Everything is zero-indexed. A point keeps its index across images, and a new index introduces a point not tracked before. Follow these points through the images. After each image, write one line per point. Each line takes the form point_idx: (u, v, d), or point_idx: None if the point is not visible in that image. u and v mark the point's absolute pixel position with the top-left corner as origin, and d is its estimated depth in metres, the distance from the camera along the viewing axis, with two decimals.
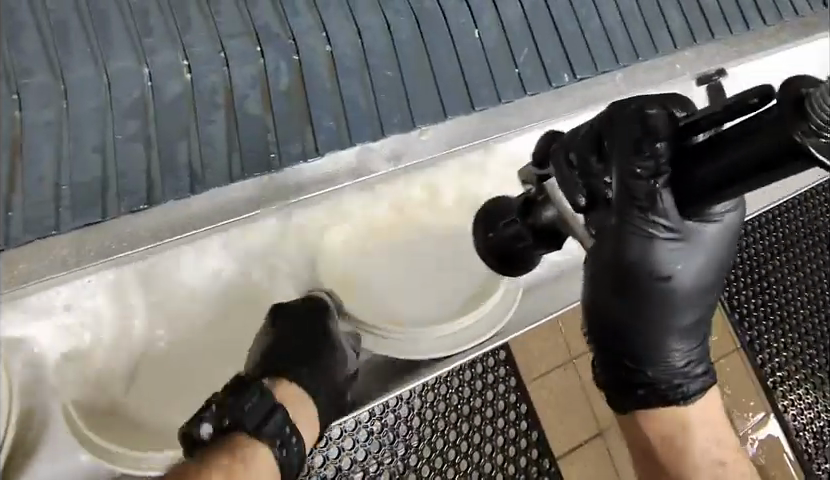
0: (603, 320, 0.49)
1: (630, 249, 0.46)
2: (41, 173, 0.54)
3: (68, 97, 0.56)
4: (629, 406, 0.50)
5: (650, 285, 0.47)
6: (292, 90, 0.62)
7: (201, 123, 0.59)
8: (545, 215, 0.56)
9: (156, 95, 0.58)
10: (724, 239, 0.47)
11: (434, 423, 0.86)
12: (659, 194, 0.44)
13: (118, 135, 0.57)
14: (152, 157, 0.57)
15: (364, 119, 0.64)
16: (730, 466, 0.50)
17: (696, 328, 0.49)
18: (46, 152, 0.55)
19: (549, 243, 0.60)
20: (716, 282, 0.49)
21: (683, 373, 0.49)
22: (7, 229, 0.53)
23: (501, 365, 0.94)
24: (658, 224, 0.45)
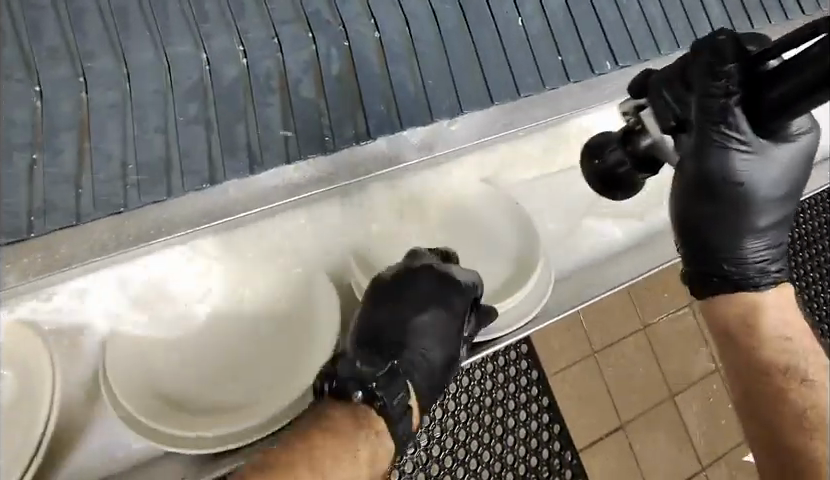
0: (688, 225, 0.55)
1: (711, 157, 0.51)
2: (107, 154, 0.58)
3: (131, 80, 0.59)
4: (707, 290, 0.55)
5: (728, 188, 0.52)
6: (343, 74, 0.65)
7: (259, 107, 0.62)
8: (642, 144, 0.60)
9: (214, 79, 0.61)
10: (795, 154, 0.52)
11: (456, 416, 0.96)
12: (732, 112, 0.49)
13: (181, 116, 0.60)
14: (213, 137, 0.61)
15: (412, 100, 0.67)
16: (796, 341, 0.53)
17: (772, 228, 0.54)
18: (112, 131, 0.58)
19: (648, 170, 0.63)
20: (789, 191, 0.53)
21: (758, 267, 0.54)
22: (78, 204, 0.56)
23: (522, 357, 1.08)
24: (733, 138, 0.50)
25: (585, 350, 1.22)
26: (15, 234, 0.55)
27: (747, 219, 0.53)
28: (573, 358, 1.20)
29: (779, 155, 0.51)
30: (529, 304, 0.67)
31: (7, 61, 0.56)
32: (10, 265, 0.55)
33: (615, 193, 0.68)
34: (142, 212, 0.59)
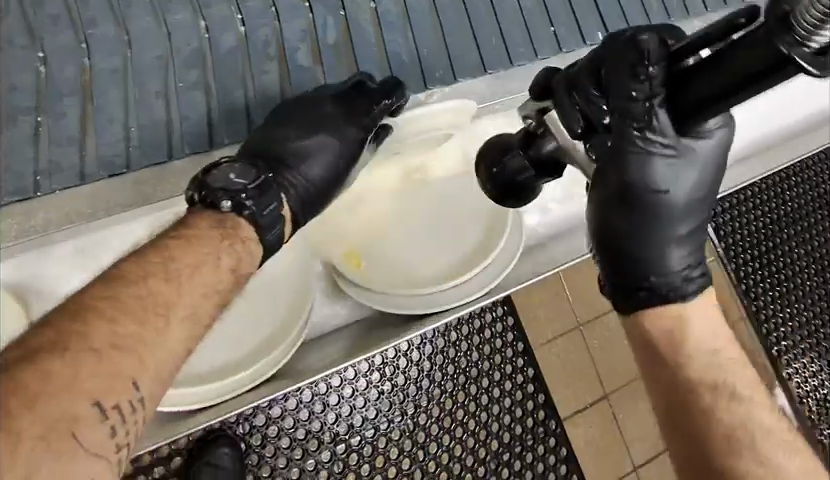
0: (607, 238, 0.55)
1: (631, 165, 0.52)
2: (108, 120, 0.64)
3: (132, 47, 0.66)
4: (632, 305, 0.55)
5: (649, 196, 0.53)
6: (339, 44, 0.72)
7: (256, 73, 0.69)
8: (523, 176, 0.63)
9: (213, 45, 0.68)
10: (712, 158, 0.53)
11: (443, 385, 1.03)
12: (656, 114, 0.50)
13: (181, 82, 0.66)
14: (211, 100, 0.67)
15: (406, 68, 0.74)
16: (723, 355, 0.53)
17: (690, 236, 0.55)
18: (113, 94, 0.65)
19: (547, 174, 0.63)
20: (707, 197, 0.55)
21: (682, 274, 0.54)
22: (83, 166, 0.63)
23: (508, 331, 1.11)
24: (655, 141, 0.51)
25: (570, 323, 1.25)
26: (23, 193, 0.61)
27: (667, 227, 0.54)
28: (558, 329, 1.24)
29: (699, 151, 0.53)
30: (481, 286, 0.77)
31: (13, 29, 0.63)
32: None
33: (503, 199, 0.66)
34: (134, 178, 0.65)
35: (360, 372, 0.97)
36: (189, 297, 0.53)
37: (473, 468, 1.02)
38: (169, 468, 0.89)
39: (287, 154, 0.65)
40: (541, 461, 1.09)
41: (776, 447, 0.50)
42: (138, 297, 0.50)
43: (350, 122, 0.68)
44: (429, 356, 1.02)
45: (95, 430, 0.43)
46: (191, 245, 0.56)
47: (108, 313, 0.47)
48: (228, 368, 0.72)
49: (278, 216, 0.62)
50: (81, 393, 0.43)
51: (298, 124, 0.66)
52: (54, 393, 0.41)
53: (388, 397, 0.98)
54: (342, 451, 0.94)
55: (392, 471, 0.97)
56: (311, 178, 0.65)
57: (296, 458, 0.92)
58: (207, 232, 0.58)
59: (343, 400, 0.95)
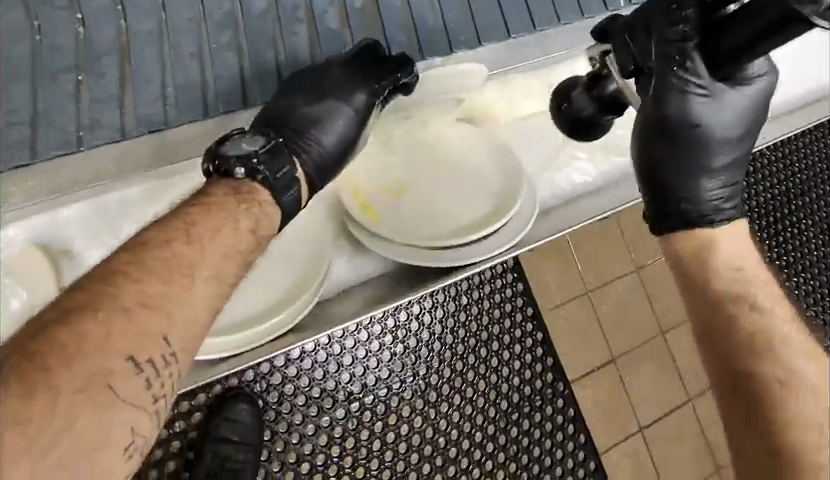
0: (649, 167, 0.63)
1: (672, 101, 0.59)
2: (145, 80, 0.68)
3: (166, 10, 0.69)
4: (666, 227, 0.62)
5: (687, 130, 0.60)
6: (366, 9, 0.76)
7: (286, 35, 0.73)
8: (610, 88, 0.70)
9: (243, 9, 0.71)
10: (748, 101, 0.61)
11: (454, 347, 1.11)
12: (691, 57, 0.58)
13: (214, 44, 0.70)
14: (243, 61, 0.71)
15: (432, 33, 0.78)
16: (748, 272, 0.59)
17: (725, 170, 0.63)
18: (149, 55, 0.68)
19: (612, 112, 0.74)
20: (741, 137, 0.62)
21: (714, 204, 0.62)
22: (124, 122, 0.67)
23: (519, 296, 1.20)
24: (692, 81, 0.59)
25: (578, 289, 1.29)
26: (66, 147, 0.65)
27: (704, 159, 0.61)
28: (566, 296, 1.27)
29: (736, 94, 0.60)
30: (500, 241, 0.79)
31: None
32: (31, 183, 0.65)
33: (574, 132, 0.79)
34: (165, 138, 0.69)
35: (373, 334, 1.04)
36: (212, 258, 0.56)
37: (484, 426, 1.11)
38: (189, 423, 0.93)
39: (299, 121, 0.69)
40: (549, 420, 1.17)
41: (804, 361, 0.55)
42: (163, 261, 0.52)
43: (363, 87, 0.72)
44: (440, 320, 1.11)
45: (130, 381, 0.46)
46: (212, 211, 0.59)
47: (136, 276, 0.50)
48: (253, 319, 0.76)
49: (292, 179, 0.66)
50: (115, 349, 0.46)
51: (308, 90, 0.69)
52: (90, 350, 0.45)
53: (400, 358, 1.06)
54: (356, 408, 1.02)
55: (405, 427, 1.05)
56: (322, 144, 0.70)
57: (312, 415, 0.99)
58: (226, 198, 0.60)
59: (357, 361, 1.02)
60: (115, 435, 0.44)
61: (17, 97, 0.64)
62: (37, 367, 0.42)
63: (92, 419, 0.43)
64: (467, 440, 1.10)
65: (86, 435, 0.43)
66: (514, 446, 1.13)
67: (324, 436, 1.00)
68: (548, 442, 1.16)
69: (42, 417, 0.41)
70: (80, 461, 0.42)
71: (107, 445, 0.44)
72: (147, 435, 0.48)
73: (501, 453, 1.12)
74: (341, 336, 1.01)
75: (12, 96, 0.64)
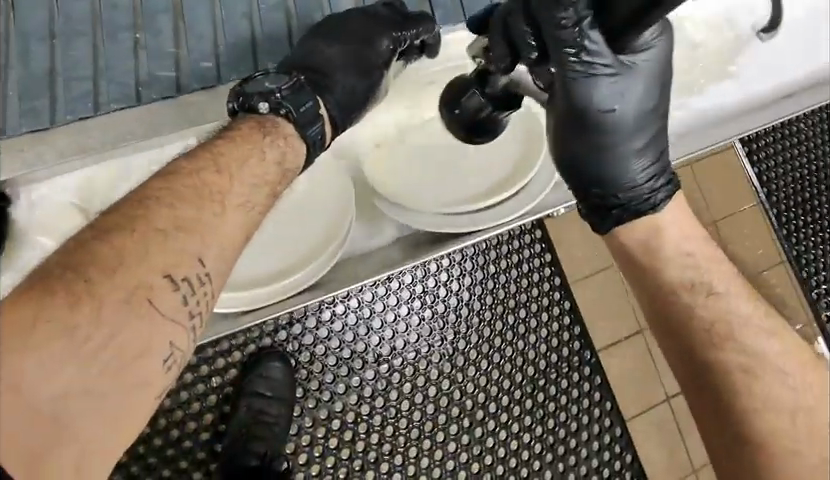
0: (574, 162, 0.64)
1: (578, 93, 0.59)
2: (199, 36, 0.75)
3: None
4: (607, 222, 0.64)
5: (601, 119, 0.61)
6: None
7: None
8: (500, 82, 0.69)
9: None
10: (653, 71, 0.61)
11: (481, 314, 1.15)
12: (587, 39, 0.56)
13: (263, 4, 0.76)
14: (291, 21, 0.77)
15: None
16: (705, 264, 0.62)
17: (647, 147, 0.64)
18: (204, 12, 0.75)
19: (512, 105, 0.73)
20: (654, 110, 0.63)
21: (648, 187, 0.63)
22: (179, 77, 0.74)
23: (546, 266, 1.20)
24: (596, 65, 0.57)
25: (608, 260, 1.30)
26: (128, 101, 0.72)
27: (624, 145, 0.63)
28: (596, 266, 1.29)
29: (640, 67, 0.60)
30: (515, 209, 0.82)
31: None
32: (75, 136, 0.70)
33: (475, 136, 0.78)
34: (194, 97, 0.72)
35: (402, 299, 1.10)
36: (239, 188, 0.59)
37: (510, 391, 1.15)
38: (226, 379, 1.02)
39: (324, 65, 0.72)
40: (576, 388, 1.19)
41: (761, 337, 0.59)
42: (193, 186, 0.56)
43: (386, 37, 0.75)
44: (467, 287, 1.15)
45: (168, 296, 0.50)
46: (238, 142, 0.62)
47: (168, 200, 0.53)
48: (284, 271, 0.81)
49: (316, 115, 0.68)
50: (153, 266, 0.50)
51: (334, 38, 0.74)
52: (129, 265, 0.48)
53: (428, 324, 1.12)
54: (385, 370, 1.08)
55: (432, 390, 1.11)
56: (346, 87, 0.72)
57: (342, 375, 1.06)
58: (250, 132, 0.64)
59: (386, 324, 1.09)
60: (156, 341, 0.49)
61: (82, 54, 0.72)
62: (76, 280, 0.46)
63: (134, 331, 0.47)
64: (493, 404, 1.14)
65: (125, 347, 0.47)
66: (540, 410, 1.16)
67: (354, 395, 1.07)
68: (574, 409, 1.18)
69: (90, 326, 0.45)
70: (123, 370, 0.46)
71: (146, 354, 0.48)
72: (184, 350, 0.51)
73: (527, 418, 1.15)
74: (371, 300, 1.08)
75: (79, 53, 0.72)
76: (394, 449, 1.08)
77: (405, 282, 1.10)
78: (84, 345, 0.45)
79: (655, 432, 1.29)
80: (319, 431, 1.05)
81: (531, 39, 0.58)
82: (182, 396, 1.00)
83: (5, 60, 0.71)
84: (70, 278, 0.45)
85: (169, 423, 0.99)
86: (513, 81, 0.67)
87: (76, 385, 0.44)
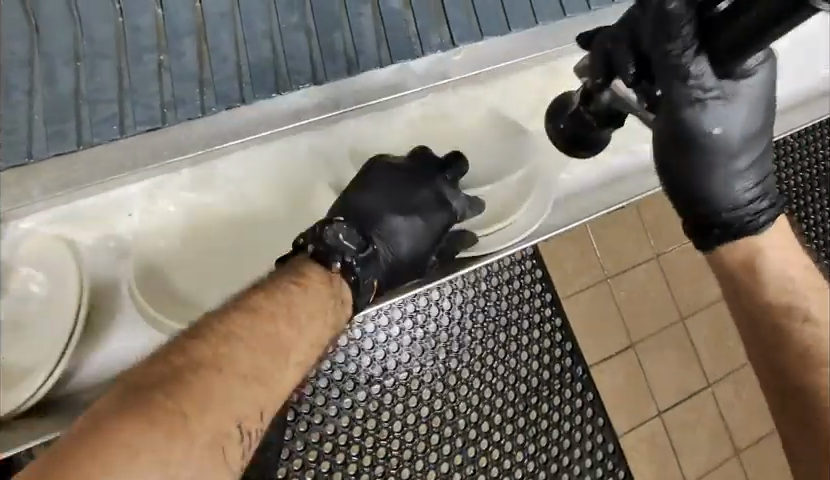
0: (675, 180, 0.64)
1: (686, 116, 0.60)
2: (222, 58, 0.76)
3: None
4: (710, 241, 0.65)
5: (707, 142, 0.61)
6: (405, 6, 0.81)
7: (353, 16, 0.80)
8: (604, 98, 0.69)
9: None
10: (756, 94, 0.61)
11: (473, 333, 1.16)
12: (690, 65, 0.57)
13: (283, 24, 0.78)
14: (312, 42, 0.79)
15: (466, 26, 0.83)
16: (796, 281, 0.65)
17: (752, 167, 0.64)
18: (226, 38, 0.76)
19: (610, 124, 0.74)
20: (759, 130, 0.63)
21: (752, 208, 0.63)
22: (203, 100, 0.75)
23: (537, 282, 1.24)
24: (698, 89, 0.59)
25: (598, 276, 1.32)
26: (154, 123, 0.74)
27: (729, 164, 0.62)
28: (584, 282, 1.31)
29: (743, 91, 0.60)
30: (522, 226, 0.85)
31: None
32: (78, 168, 0.73)
33: (575, 150, 0.81)
34: (254, 107, 0.77)
35: (393, 319, 1.10)
36: (302, 344, 0.62)
37: (502, 409, 1.15)
38: None
39: (381, 225, 0.77)
40: (568, 404, 1.20)
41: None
42: (269, 334, 0.59)
43: (441, 178, 0.81)
44: (459, 305, 1.16)
45: (237, 447, 0.53)
46: (309, 291, 0.65)
47: (247, 342, 0.57)
48: None
49: (374, 278, 0.74)
50: (232, 414, 0.53)
51: (387, 192, 0.78)
52: (216, 410, 0.52)
53: (420, 343, 1.12)
54: (377, 391, 1.08)
55: (425, 410, 1.10)
56: (404, 251, 0.77)
57: (334, 397, 1.05)
58: (314, 279, 0.67)
59: (378, 345, 1.09)
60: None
61: (106, 77, 0.73)
62: (176, 415, 0.49)
63: (203, 460, 0.50)
64: (486, 423, 1.14)
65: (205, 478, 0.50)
66: (532, 427, 1.16)
67: (346, 417, 1.06)
68: (567, 425, 1.19)
69: (180, 464, 0.48)
70: None
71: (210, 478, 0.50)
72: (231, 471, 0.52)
73: (520, 436, 1.15)
74: (362, 321, 1.08)
75: (103, 77, 0.73)
76: (387, 472, 1.06)
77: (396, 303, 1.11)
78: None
79: (647, 448, 1.29)
80: (311, 454, 1.03)
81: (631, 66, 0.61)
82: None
83: (29, 85, 0.71)
84: (165, 407, 0.49)
85: None
86: (617, 98, 0.68)
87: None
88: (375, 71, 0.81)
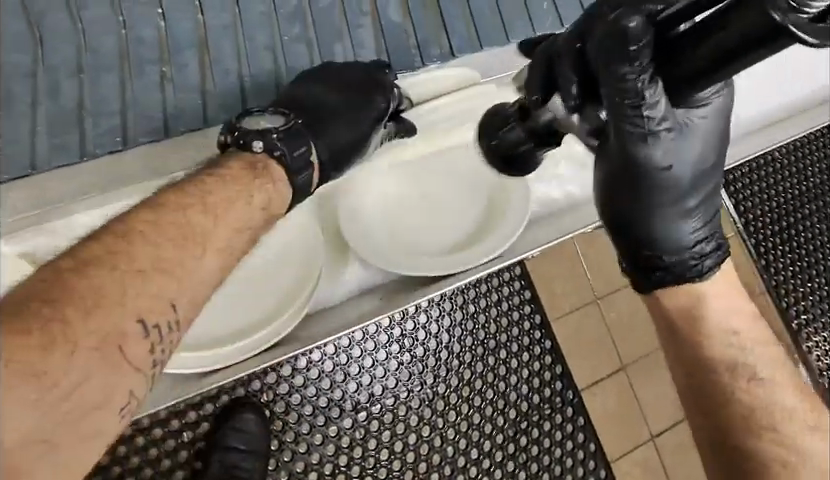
0: (618, 214, 0.61)
1: (639, 148, 0.57)
2: (224, 69, 0.79)
3: (240, 5, 0.79)
4: (651, 284, 0.61)
5: (659, 175, 0.58)
6: (403, 18, 0.85)
7: (352, 27, 0.84)
8: (546, 116, 0.65)
9: (313, 7, 0.82)
10: (709, 129, 0.59)
11: (461, 356, 1.15)
12: (647, 93, 0.54)
13: (285, 37, 0.81)
14: (313, 53, 0.82)
15: (466, 37, 0.87)
16: (742, 336, 0.61)
17: (702, 207, 0.61)
18: (228, 51, 0.79)
19: (548, 143, 0.70)
20: (709, 169, 0.61)
21: (697, 251, 0.60)
22: (206, 109, 0.78)
23: (526, 303, 1.21)
24: (653, 121, 0.56)
25: (587, 297, 1.33)
26: (155, 135, 0.76)
27: (678, 202, 0.60)
28: (574, 303, 1.31)
29: (697, 122, 0.58)
30: (503, 235, 0.85)
31: None
32: (59, 185, 0.72)
33: (513, 170, 0.77)
34: None
35: (379, 344, 1.10)
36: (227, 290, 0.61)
37: (492, 435, 1.14)
38: (196, 433, 1.01)
39: (313, 108, 0.74)
40: (559, 429, 1.19)
41: (812, 436, 0.59)
42: (185, 254, 0.56)
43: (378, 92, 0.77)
44: (447, 329, 1.15)
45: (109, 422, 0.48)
46: (225, 181, 0.64)
47: (152, 237, 0.55)
48: (262, 321, 0.81)
49: (306, 163, 0.70)
50: (127, 310, 0.50)
51: (324, 85, 0.76)
52: (107, 308, 0.49)
53: (407, 368, 1.11)
54: (363, 418, 1.07)
55: (412, 437, 1.10)
56: (337, 134, 0.73)
57: (319, 424, 1.05)
58: (244, 174, 0.65)
59: (363, 370, 1.08)
60: (117, 394, 0.48)
61: (110, 88, 0.75)
62: (53, 320, 0.45)
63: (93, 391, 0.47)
64: (475, 449, 1.13)
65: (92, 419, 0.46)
66: (522, 453, 1.16)
67: (331, 445, 1.06)
68: (557, 451, 1.18)
69: (62, 372, 0.45)
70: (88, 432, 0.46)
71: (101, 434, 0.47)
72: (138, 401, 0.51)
73: (510, 462, 1.15)
74: (346, 346, 1.07)
75: (106, 88, 0.75)
76: None
77: (382, 326, 1.10)
78: (53, 409, 0.44)
79: (639, 472, 1.30)
80: None
81: (573, 89, 0.60)
82: (151, 452, 0.98)
83: (32, 97, 0.73)
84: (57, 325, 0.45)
85: (156, 474, 0.98)
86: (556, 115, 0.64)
87: (40, 433, 0.43)
88: None
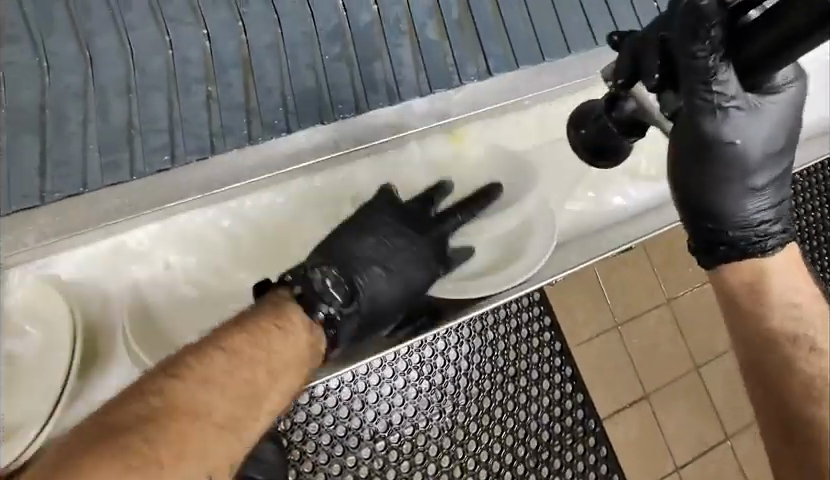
0: (685, 187, 0.62)
1: (707, 123, 0.58)
2: (267, 88, 0.81)
3: (280, 25, 0.82)
4: (714, 260, 0.62)
5: (726, 152, 0.59)
6: (441, 37, 0.86)
7: (390, 46, 0.85)
8: (629, 106, 0.67)
9: (351, 27, 0.84)
10: (781, 113, 0.59)
11: (480, 384, 1.14)
12: (720, 72, 0.55)
13: (327, 55, 0.83)
14: (352, 70, 0.84)
15: (500, 55, 0.88)
16: (804, 307, 0.59)
17: (767, 187, 0.62)
18: (270, 70, 0.81)
19: (633, 133, 0.71)
20: (778, 151, 0.61)
21: (761, 229, 0.61)
22: (250, 130, 0.80)
23: (545, 330, 1.23)
24: (723, 97, 0.56)
25: (608, 323, 1.31)
26: (202, 153, 0.78)
27: (744, 179, 0.61)
28: (595, 330, 1.29)
29: (768, 106, 0.59)
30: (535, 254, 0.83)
31: (180, 10, 0.80)
32: (90, 210, 0.74)
33: (599, 160, 0.77)
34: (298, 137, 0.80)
35: (398, 370, 1.09)
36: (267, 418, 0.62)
37: (512, 466, 1.13)
38: None
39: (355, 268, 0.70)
40: (581, 460, 1.19)
41: None
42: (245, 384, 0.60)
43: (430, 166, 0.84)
44: (465, 356, 1.15)
45: None
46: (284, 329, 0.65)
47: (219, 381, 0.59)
48: None
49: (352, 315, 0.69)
50: (191, 455, 0.54)
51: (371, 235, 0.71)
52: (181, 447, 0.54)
53: (425, 396, 1.10)
54: (381, 447, 1.06)
55: (432, 467, 1.08)
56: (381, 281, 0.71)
57: (337, 454, 1.04)
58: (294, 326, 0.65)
59: (382, 397, 1.08)
60: None
61: (158, 108, 0.78)
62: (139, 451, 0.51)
63: None
64: None
65: None
66: None
67: (350, 474, 1.04)
68: None
69: None
70: None
71: None
72: None
73: None
74: (366, 372, 1.07)
75: (154, 107, 0.78)
76: None
77: (400, 353, 1.10)
78: None
79: None
80: None
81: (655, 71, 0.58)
82: None
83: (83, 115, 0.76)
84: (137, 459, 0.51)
85: None
86: (639, 103, 0.66)
87: None
88: (414, 100, 0.84)
